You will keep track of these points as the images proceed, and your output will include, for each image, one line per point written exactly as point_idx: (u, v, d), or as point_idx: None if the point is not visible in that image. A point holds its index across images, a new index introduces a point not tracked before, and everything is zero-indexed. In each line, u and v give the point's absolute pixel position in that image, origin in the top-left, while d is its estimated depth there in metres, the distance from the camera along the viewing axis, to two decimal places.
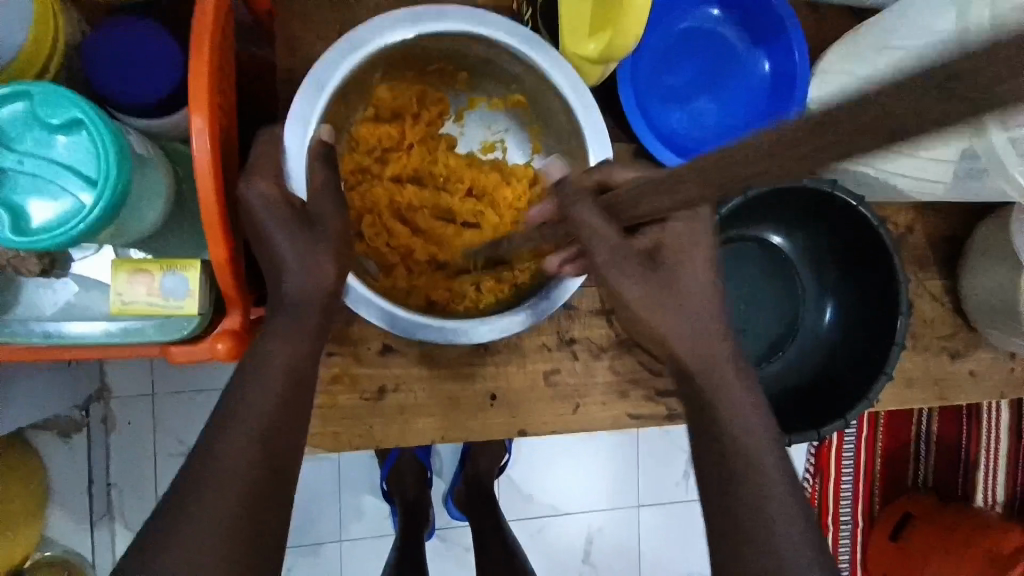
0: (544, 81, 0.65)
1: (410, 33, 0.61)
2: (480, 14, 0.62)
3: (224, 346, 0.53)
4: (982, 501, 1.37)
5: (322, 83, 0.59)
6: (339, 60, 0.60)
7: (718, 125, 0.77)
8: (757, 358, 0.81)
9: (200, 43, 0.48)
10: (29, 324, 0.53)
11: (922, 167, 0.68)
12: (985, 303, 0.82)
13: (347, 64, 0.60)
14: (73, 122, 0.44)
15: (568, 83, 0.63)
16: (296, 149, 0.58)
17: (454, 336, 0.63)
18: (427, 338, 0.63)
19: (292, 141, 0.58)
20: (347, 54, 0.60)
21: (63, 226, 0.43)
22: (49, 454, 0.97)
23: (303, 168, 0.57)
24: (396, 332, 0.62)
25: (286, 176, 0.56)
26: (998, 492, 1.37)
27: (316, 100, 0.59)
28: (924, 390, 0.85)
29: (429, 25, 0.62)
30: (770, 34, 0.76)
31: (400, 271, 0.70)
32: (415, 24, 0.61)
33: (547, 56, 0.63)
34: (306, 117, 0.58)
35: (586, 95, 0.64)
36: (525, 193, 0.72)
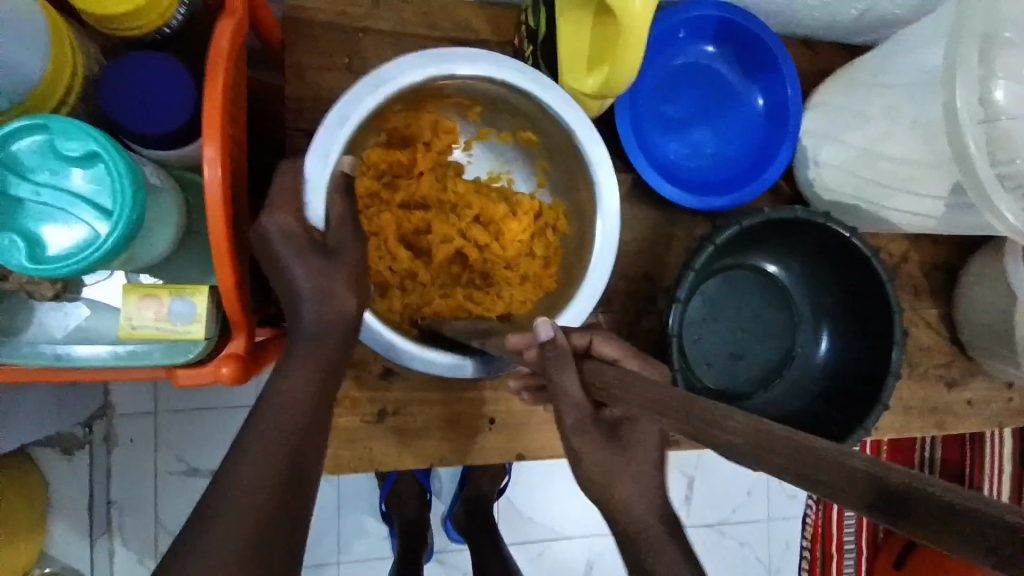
0: (558, 126, 0.67)
1: (437, 72, 0.63)
2: (498, 57, 0.63)
3: (228, 370, 0.54)
4: None
5: (346, 114, 0.61)
6: (365, 92, 0.61)
7: (715, 158, 0.80)
8: (754, 388, 0.81)
9: (214, 82, 0.50)
10: (39, 346, 0.54)
11: (917, 201, 0.70)
12: (982, 332, 0.82)
13: (372, 99, 0.61)
14: (90, 155, 0.46)
15: (579, 123, 0.65)
16: (316, 180, 0.59)
17: (455, 369, 0.65)
18: (428, 368, 0.65)
19: (313, 170, 0.59)
20: (371, 89, 0.61)
21: (77, 254, 0.45)
22: (50, 470, 1.01)
23: (322, 185, 0.59)
24: (398, 361, 0.64)
25: (303, 202, 0.57)
26: None
27: (340, 131, 0.60)
28: (923, 419, 0.86)
29: (453, 66, 0.63)
30: (764, 72, 0.78)
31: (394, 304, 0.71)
32: (437, 65, 0.62)
33: (566, 108, 0.64)
34: (326, 151, 0.59)
35: (591, 132, 0.65)
36: (529, 225, 0.74)
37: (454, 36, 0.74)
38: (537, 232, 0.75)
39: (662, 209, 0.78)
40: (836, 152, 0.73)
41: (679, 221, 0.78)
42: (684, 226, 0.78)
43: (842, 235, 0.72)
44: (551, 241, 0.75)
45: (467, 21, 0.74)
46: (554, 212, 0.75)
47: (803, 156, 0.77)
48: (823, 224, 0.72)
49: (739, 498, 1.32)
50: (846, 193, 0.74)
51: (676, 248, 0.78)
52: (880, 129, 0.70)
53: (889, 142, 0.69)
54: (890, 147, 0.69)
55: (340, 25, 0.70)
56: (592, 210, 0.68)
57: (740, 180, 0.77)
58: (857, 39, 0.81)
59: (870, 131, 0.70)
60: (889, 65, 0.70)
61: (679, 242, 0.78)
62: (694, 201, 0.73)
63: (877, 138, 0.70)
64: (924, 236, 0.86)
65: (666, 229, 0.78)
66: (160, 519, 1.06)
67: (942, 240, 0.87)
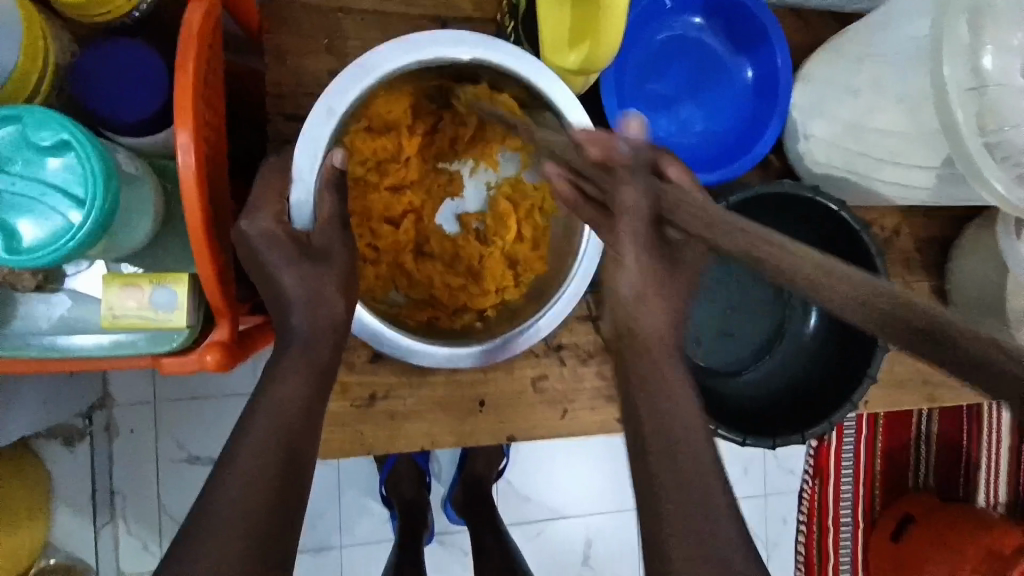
0: (542, 108, 0.66)
1: (420, 59, 0.62)
2: (485, 39, 0.62)
3: (212, 358, 0.54)
4: (984, 501, 1.39)
5: (332, 107, 0.61)
6: (349, 84, 0.61)
7: (705, 133, 0.79)
8: (743, 363, 0.82)
9: (185, 64, 0.49)
10: (26, 338, 0.54)
11: (906, 173, 0.69)
12: (973, 307, 0.83)
13: (356, 89, 0.61)
14: (62, 144, 0.45)
15: (564, 103, 0.63)
16: (306, 176, 0.60)
17: (455, 360, 0.66)
18: (430, 362, 0.65)
19: (302, 168, 0.60)
20: (356, 79, 0.61)
21: (52, 244, 0.45)
22: (53, 458, 1.03)
23: (312, 180, 0.60)
24: (401, 357, 0.65)
25: (287, 194, 0.59)
26: (999, 492, 1.39)
27: (327, 125, 0.61)
28: (914, 392, 0.87)
29: (438, 50, 0.62)
30: (751, 43, 0.77)
31: (378, 285, 0.71)
32: (420, 52, 0.62)
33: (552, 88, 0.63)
34: (314, 148, 0.61)
35: (571, 102, 0.63)
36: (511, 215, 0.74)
37: (436, 15, 0.72)
38: (523, 215, 0.75)
39: None
40: (823, 124, 0.73)
41: None
42: None
43: (830, 209, 0.72)
44: (541, 223, 0.74)
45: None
46: (540, 193, 0.74)
47: (793, 128, 0.76)
48: (812, 198, 0.72)
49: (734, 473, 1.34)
50: (836, 165, 0.74)
51: None
52: (868, 100, 0.68)
53: (878, 114, 0.68)
54: (880, 120, 0.67)
55: (319, 6, 0.69)
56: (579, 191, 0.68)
57: (728, 154, 0.77)
58: (849, 9, 0.79)
59: (857, 103, 0.69)
60: (878, 32, 0.68)
61: None
62: None
63: (865, 110, 0.68)
64: (916, 210, 0.86)
65: None
66: (163, 506, 1.07)
67: (934, 215, 0.87)
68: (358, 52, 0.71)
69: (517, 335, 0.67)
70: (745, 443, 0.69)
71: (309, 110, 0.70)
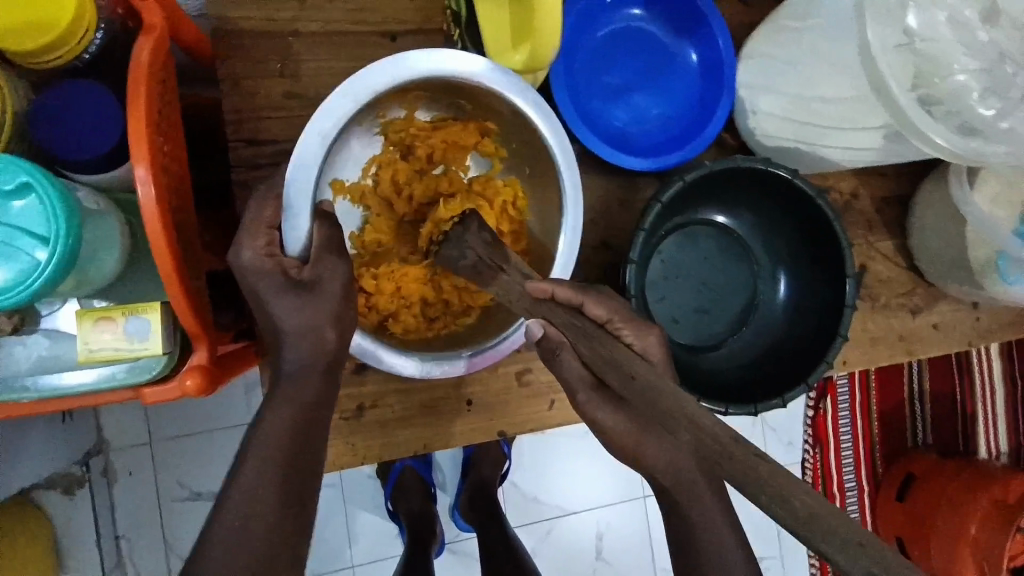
0: (527, 125, 0.67)
1: (407, 75, 0.61)
2: (473, 59, 0.62)
3: (193, 382, 0.55)
4: (987, 452, 1.41)
5: (325, 132, 0.60)
6: (340, 105, 0.60)
7: (659, 117, 0.81)
8: (721, 335, 0.83)
9: (137, 99, 0.51)
10: (6, 381, 0.55)
11: (851, 136, 0.71)
12: (936, 257, 0.86)
13: (347, 111, 0.60)
14: (22, 186, 0.46)
15: (539, 118, 0.65)
16: (295, 195, 0.59)
17: (470, 364, 0.67)
18: (443, 372, 0.66)
19: (292, 182, 0.59)
20: (343, 100, 0.60)
21: (21, 284, 0.46)
22: (54, 511, 1.00)
23: (302, 201, 0.59)
24: (409, 374, 0.65)
25: (281, 232, 0.58)
26: (1001, 441, 1.41)
27: (318, 146, 0.60)
28: (891, 348, 0.90)
29: (424, 68, 0.61)
30: (692, 26, 0.79)
31: (383, 300, 0.71)
32: (405, 69, 0.61)
33: (543, 115, 0.65)
34: (305, 172, 0.59)
35: (557, 129, 0.66)
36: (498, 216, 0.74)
37: (385, 29, 0.74)
38: (499, 214, 0.74)
39: (612, 175, 0.79)
40: (772, 98, 0.74)
41: (629, 186, 0.80)
42: (635, 189, 0.80)
43: (785, 178, 0.73)
44: (516, 216, 0.75)
45: (397, 13, 0.74)
46: (510, 189, 0.74)
47: (742, 106, 0.79)
48: (764, 169, 0.73)
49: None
50: (786, 135, 0.76)
51: (630, 212, 0.80)
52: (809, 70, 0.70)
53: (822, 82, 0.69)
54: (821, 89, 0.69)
55: (269, 31, 0.71)
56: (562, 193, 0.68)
57: (684, 136, 0.79)
58: None
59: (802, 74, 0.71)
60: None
61: (631, 206, 0.80)
62: (647, 163, 0.75)
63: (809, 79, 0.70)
64: (871, 172, 0.89)
65: (618, 195, 0.80)
66: (169, 544, 1.08)
67: (890, 174, 0.90)
68: (313, 73, 0.72)
69: (500, 341, 0.68)
70: (726, 412, 0.70)
71: (269, 134, 0.72)
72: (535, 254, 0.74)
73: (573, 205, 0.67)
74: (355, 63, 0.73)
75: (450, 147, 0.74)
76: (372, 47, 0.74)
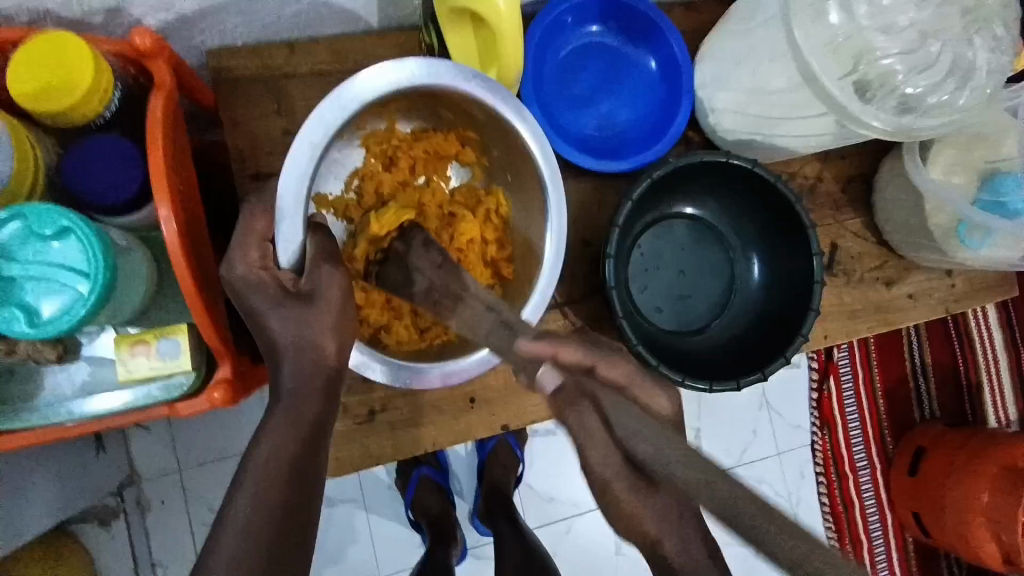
0: (506, 129, 0.73)
1: (392, 86, 0.68)
2: (451, 66, 0.68)
3: (220, 394, 0.62)
4: (996, 421, 1.44)
5: (315, 143, 0.67)
6: (328, 118, 0.67)
7: (626, 122, 0.88)
8: (704, 320, 0.89)
9: (155, 147, 0.58)
10: (55, 406, 0.62)
11: (800, 125, 0.77)
12: (902, 230, 0.91)
13: (336, 122, 0.67)
14: (63, 230, 0.53)
15: (519, 120, 0.70)
16: (289, 207, 0.66)
17: (449, 376, 0.72)
18: (426, 382, 0.72)
19: (285, 193, 0.65)
20: (333, 113, 0.67)
21: (67, 313, 0.53)
22: (93, 542, 1.10)
23: (295, 208, 0.66)
24: (400, 381, 0.71)
25: (276, 243, 0.65)
26: (1010, 410, 1.45)
27: (310, 157, 0.67)
28: (870, 319, 0.95)
29: (407, 79, 0.68)
30: (648, 36, 0.86)
31: (375, 313, 0.77)
32: (390, 81, 0.67)
33: (522, 118, 0.71)
34: (297, 182, 0.66)
35: (538, 131, 0.71)
36: (480, 222, 0.80)
37: (369, 65, 0.81)
38: (483, 218, 0.81)
39: (587, 178, 0.86)
40: (726, 96, 0.81)
41: (604, 187, 0.86)
42: (610, 190, 0.86)
43: (747, 169, 0.79)
44: (498, 224, 0.82)
45: (376, 50, 0.82)
46: (493, 197, 0.82)
47: (701, 106, 0.85)
48: (728, 162, 0.79)
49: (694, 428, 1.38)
50: (743, 129, 0.82)
51: (607, 212, 0.86)
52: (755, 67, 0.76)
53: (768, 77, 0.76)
54: (767, 83, 0.76)
55: (264, 76, 0.78)
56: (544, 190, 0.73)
57: (651, 137, 0.85)
58: None
59: (749, 71, 0.77)
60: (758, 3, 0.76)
61: (608, 205, 0.86)
62: (621, 165, 0.82)
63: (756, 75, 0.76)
64: (832, 156, 0.95)
65: (594, 196, 0.86)
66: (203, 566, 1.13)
67: (851, 156, 0.96)
68: (306, 110, 0.80)
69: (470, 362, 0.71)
70: (711, 388, 0.76)
71: (270, 168, 0.79)
72: (518, 258, 0.81)
73: (556, 203, 0.73)
74: None
75: (430, 158, 0.82)
76: None
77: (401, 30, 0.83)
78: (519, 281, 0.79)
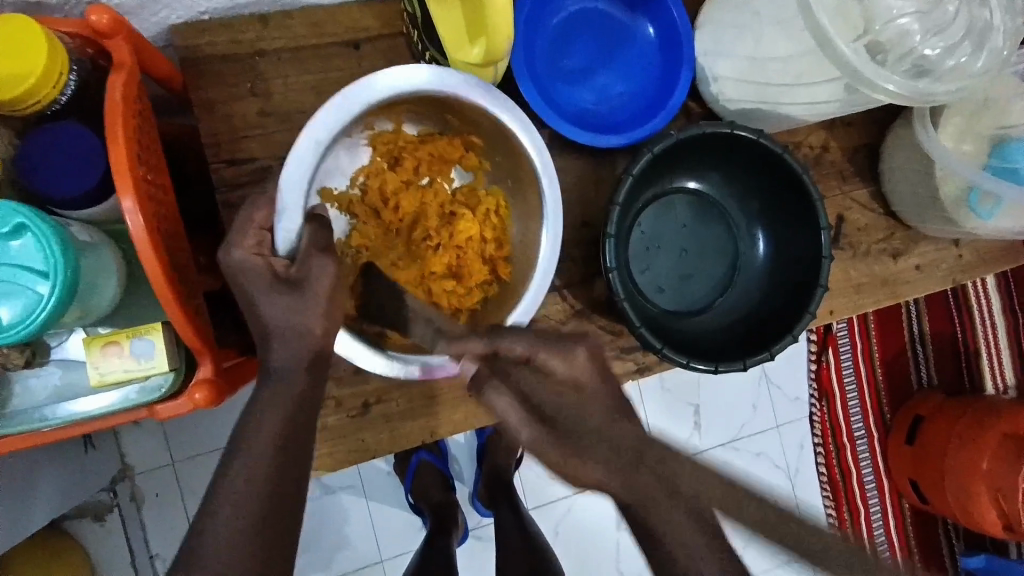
0: (511, 139, 0.71)
1: (397, 90, 0.66)
2: (460, 75, 0.66)
3: (201, 395, 0.58)
4: (993, 388, 1.44)
5: (318, 139, 0.64)
6: (332, 115, 0.64)
7: (624, 94, 0.83)
8: (706, 301, 0.86)
9: (115, 136, 0.53)
10: (25, 413, 0.58)
11: (809, 93, 0.72)
12: (910, 200, 0.88)
13: (340, 120, 0.65)
14: (17, 227, 0.48)
15: (522, 131, 0.69)
16: (288, 204, 0.62)
17: (428, 371, 0.69)
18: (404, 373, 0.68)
19: (285, 189, 0.62)
20: (339, 111, 0.64)
21: (26, 319, 0.48)
22: (88, 537, 1.08)
23: (294, 205, 0.62)
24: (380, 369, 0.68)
25: (272, 237, 0.61)
26: (1006, 376, 1.44)
27: (312, 154, 0.64)
28: (876, 293, 0.92)
29: (413, 83, 0.65)
30: (646, 1, 0.81)
31: None
32: (394, 84, 0.65)
33: (525, 129, 0.69)
34: (297, 181, 0.63)
35: (540, 144, 0.70)
36: (478, 224, 0.76)
37: (348, 39, 0.76)
38: (482, 220, 0.77)
39: (583, 155, 0.82)
40: (728, 65, 0.76)
41: (602, 164, 0.82)
42: (608, 166, 0.82)
43: (750, 139, 0.75)
44: (498, 223, 0.78)
45: (355, 20, 0.76)
46: (493, 197, 0.78)
47: (703, 74, 0.80)
48: (731, 133, 0.75)
49: (694, 405, 1.36)
50: (747, 99, 0.78)
51: (605, 190, 0.82)
52: (759, 32, 0.72)
53: (772, 44, 0.71)
54: (773, 50, 0.72)
55: (234, 53, 0.73)
56: (541, 200, 0.72)
57: (651, 109, 0.81)
58: None
59: (754, 38, 0.73)
60: None
61: (605, 183, 0.82)
62: (620, 140, 0.77)
63: (760, 42, 0.72)
64: (838, 125, 0.91)
65: (591, 173, 0.82)
66: None
67: (857, 124, 0.92)
68: (282, 88, 0.74)
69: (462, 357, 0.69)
70: (718, 370, 0.73)
71: (248, 152, 0.74)
72: (518, 259, 0.77)
73: (552, 209, 0.71)
74: (321, 74, 0.75)
75: (435, 160, 0.77)
76: (336, 57, 0.76)
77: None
78: (516, 284, 0.76)
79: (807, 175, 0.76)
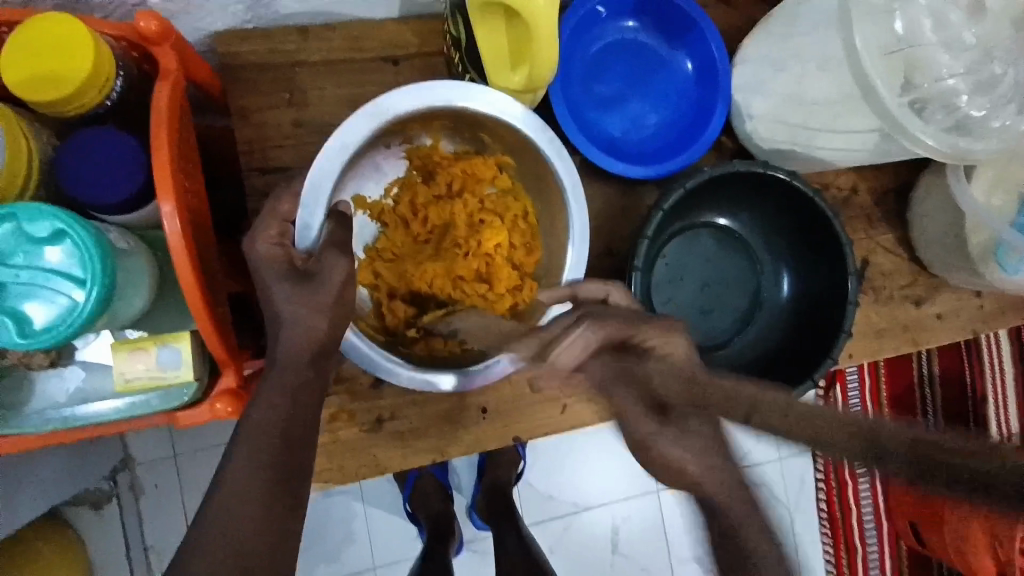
0: (539, 156, 0.71)
1: (429, 103, 0.67)
2: (488, 91, 0.67)
3: (225, 406, 0.60)
4: (997, 435, 1.42)
5: (347, 144, 0.64)
6: (363, 121, 0.64)
7: (656, 125, 0.83)
8: (726, 337, 0.85)
9: (160, 143, 0.53)
10: (45, 412, 0.58)
11: (843, 139, 0.72)
12: (935, 248, 0.87)
13: (369, 126, 0.65)
14: (58, 232, 0.49)
15: (547, 145, 0.69)
16: (310, 200, 0.63)
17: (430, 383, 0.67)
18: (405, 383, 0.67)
19: (311, 186, 0.63)
20: (370, 119, 0.65)
21: (59, 325, 0.48)
22: (85, 523, 1.08)
23: (317, 200, 0.63)
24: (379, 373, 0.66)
25: (291, 231, 0.62)
26: (1011, 424, 1.43)
27: (339, 159, 0.64)
28: (895, 338, 0.91)
29: (446, 98, 0.67)
30: (686, 34, 0.81)
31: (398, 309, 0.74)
32: (426, 97, 0.66)
33: (553, 146, 0.69)
34: (322, 182, 0.63)
35: (559, 149, 0.70)
36: (505, 231, 0.75)
37: (386, 54, 0.76)
38: (511, 224, 0.76)
39: (612, 183, 0.82)
40: (765, 102, 0.76)
41: (631, 193, 0.82)
42: (635, 196, 0.82)
43: (781, 179, 0.75)
44: (527, 229, 0.77)
45: (395, 35, 0.76)
46: (520, 204, 0.77)
47: (737, 110, 0.80)
48: (763, 172, 0.74)
49: None
50: (780, 140, 0.77)
51: (632, 220, 0.82)
52: (802, 71, 0.71)
53: (812, 85, 0.70)
54: (814, 91, 0.70)
55: (274, 61, 0.73)
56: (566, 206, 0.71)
57: (683, 141, 0.81)
58: None
59: (793, 77, 0.72)
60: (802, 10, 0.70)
61: (632, 213, 0.82)
62: (650, 170, 0.77)
63: (799, 81, 0.71)
64: (866, 169, 0.90)
65: (618, 202, 0.82)
66: None
67: (885, 169, 0.91)
68: (318, 99, 0.75)
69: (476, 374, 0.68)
70: None
71: (280, 161, 0.74)
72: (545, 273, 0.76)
73: (578, 220, 0.71)
74: (357, 87, 0.76)
75: (468, 178, 0.76)
76: (374, 71, 0.76)
77: (422, 16, 0.77)
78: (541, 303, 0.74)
79: (837, 217, 0.75)
